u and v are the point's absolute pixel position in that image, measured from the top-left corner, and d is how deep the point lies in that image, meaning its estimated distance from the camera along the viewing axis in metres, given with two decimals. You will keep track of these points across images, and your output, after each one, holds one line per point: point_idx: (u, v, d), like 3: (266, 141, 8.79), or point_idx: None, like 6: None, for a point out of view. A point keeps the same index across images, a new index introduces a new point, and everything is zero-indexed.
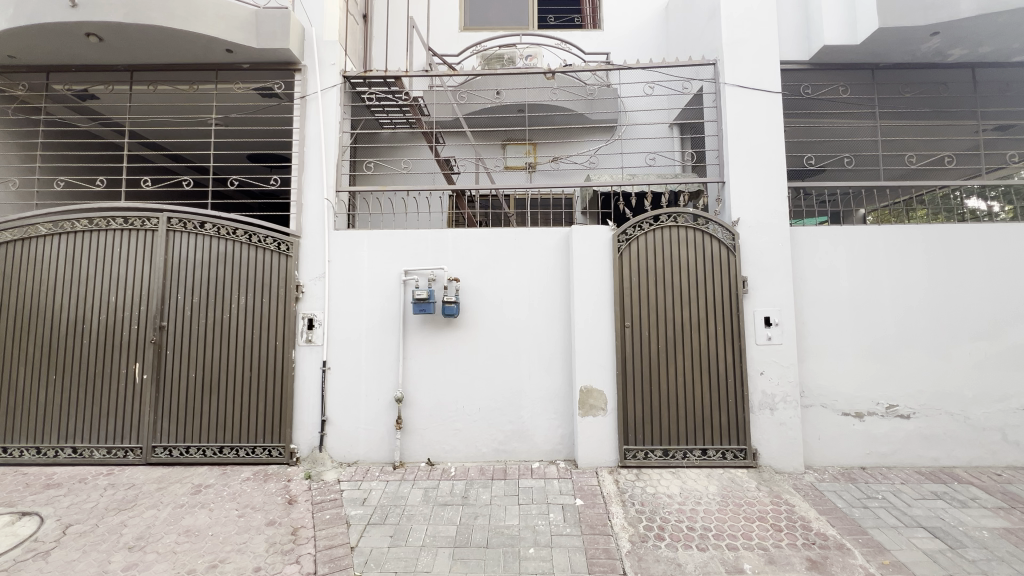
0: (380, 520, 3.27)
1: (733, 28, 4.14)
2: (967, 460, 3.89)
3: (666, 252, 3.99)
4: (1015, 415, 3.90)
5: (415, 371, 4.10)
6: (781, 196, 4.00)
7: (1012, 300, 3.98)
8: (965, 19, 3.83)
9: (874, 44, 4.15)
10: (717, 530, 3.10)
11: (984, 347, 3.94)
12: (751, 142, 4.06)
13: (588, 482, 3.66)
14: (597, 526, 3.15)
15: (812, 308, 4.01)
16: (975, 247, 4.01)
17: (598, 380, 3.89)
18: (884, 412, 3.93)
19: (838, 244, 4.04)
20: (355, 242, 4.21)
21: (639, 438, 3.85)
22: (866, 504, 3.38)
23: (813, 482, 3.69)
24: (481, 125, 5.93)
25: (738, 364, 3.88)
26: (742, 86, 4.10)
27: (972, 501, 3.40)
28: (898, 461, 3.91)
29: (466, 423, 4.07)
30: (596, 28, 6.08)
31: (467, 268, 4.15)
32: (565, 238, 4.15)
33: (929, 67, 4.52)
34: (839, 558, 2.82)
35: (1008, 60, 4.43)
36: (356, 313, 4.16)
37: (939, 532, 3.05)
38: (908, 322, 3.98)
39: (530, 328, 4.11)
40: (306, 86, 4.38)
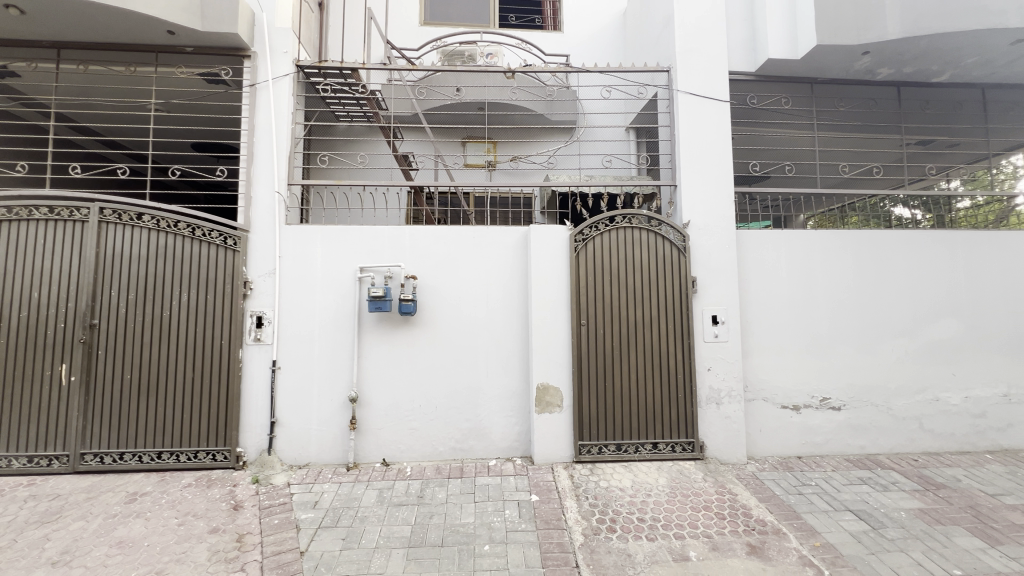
0: (332, 523, 3.18)
1: (685, 37, 4.31)
2: (890, 447, 4.23)
3: (621, 252, 4.10)
4: (931, 406, 4.27)
5: (370, 370, 4.02)
6: (729, 201, 4.20)
7: (930, 300, 4.35)
8: (892, 42, 4.14)
9: (813, 60, 4.42)
10: (665, 520, 3.22)
11: (905, 344, 4.29)
12: (702, 148, 4.23)
13: (544, 478, 3.71)
14: (552, 520, 3.20)
15: (756, 307, 4.23)
16: (898, 251, 4.35)
17: (554, 377, 3.95)
18: (819, 405, 4.21)
19: (780, 247, 4.28)
20: (308, 238, 4.08)
21: (594, 434, 3.94)
22: (801, 490, 3.61)
23: (754, 472, 3.90)
24: (441, 121, 5.87)
25: (688, 361, 4.04)
26: (694, 94, 4.26)
27: (893, 485, 3.70)
28: (830, 450, 4.20)
29: (423, 423, 4.03)
30: (556, 29, 6.15)
31: (425, 265, 4.11)
32: (523, 237, 4.19)
33: (861, 84, 4.87)
34: (776, 542, 3.00)
35: (927, 80, 4.84)
36: (308, 311, 4.03)
37: (864, 514, 3.30)
38: (841, 320, 4.27)
39: (488, 326, 4.11)
40: (255, 73, 4.19)
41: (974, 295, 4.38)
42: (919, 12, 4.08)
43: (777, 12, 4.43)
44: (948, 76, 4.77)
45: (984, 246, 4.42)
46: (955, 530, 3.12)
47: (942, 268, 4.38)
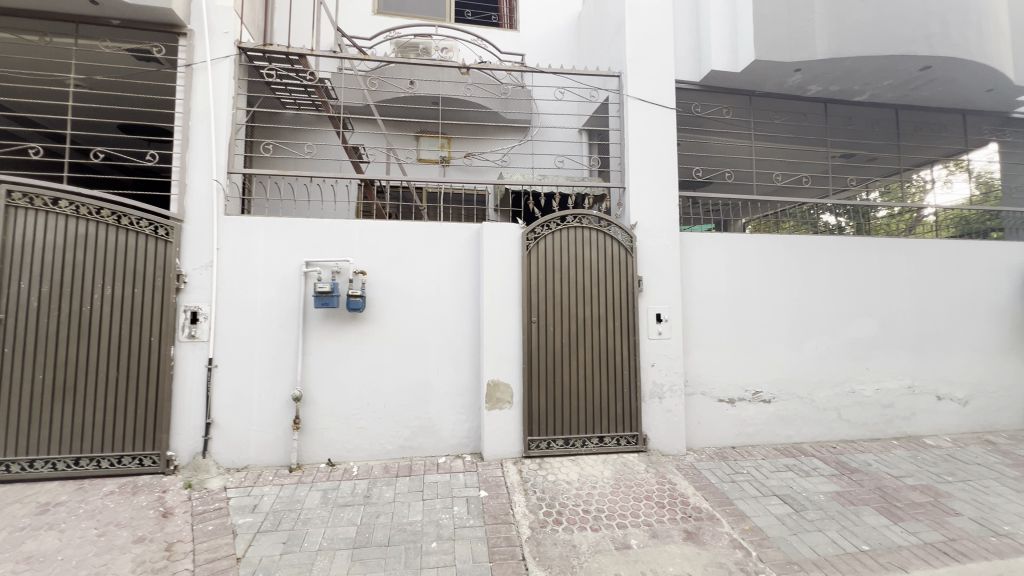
0: (272, 526, 3.06)
1: (635, 44, 4.46)
2: (813, 436, 4.58)
3: (571, 251, 4.19)
4: (848, 398, 4.67)
5: (315, 368, 3.89)
6: (673, 204, 4.39)
7: (849, 301, 4.74)
8: (822, 60, 4.46)
9: (750, 73, 4.70)
10: (609, 510, 3.33)
11: (827, 341, 4.66)
12: (650, 152, 4.39)
13: (493, 473, 3.74)
14: (499, 515, 3.23)
15: (697, 306, 4.45)
16: (823, 255, 4.72)
17: (505, 373, 3.99)
18: (752, 399, 4.49)
19: (719, 249, 4.53)
20: (249, 229, 3.88)
21: (543, 430, 4.02)
22: (734, 478, 3.85)
23: (692, 462, 4.11)
24: (393, 114, 5.75)
25: (633, 357, 4.19)
26: (643, 100, 4.42)
27: (814, 471, 4.02)
28: (761, 440, 4.49)
29: (370, 422, 3.95)
30: (512, 28, 6.14)
31: (375, 260, 4.02)
32: (475, 234, 4.19)
33: (793, 99, 5.22)
34: (710, 527, 3.18)
35: (850, 99, 5.27)
36: (249, 306, 3.85)
37: (788, 498, 3.56)
38: (772, 318, 4.57)
39: (439, 323, 4.09)
40: (191, 54, 3.94)
41: (886, 296, 4.82)
42: (845, 34, 4.41)
43: (720, 26, 4.66)
44: (868, 96, 5.22)
45: (896, 252, 4.87)
46: (865, 510, 3.43)
47: (860, 271, 4.78)
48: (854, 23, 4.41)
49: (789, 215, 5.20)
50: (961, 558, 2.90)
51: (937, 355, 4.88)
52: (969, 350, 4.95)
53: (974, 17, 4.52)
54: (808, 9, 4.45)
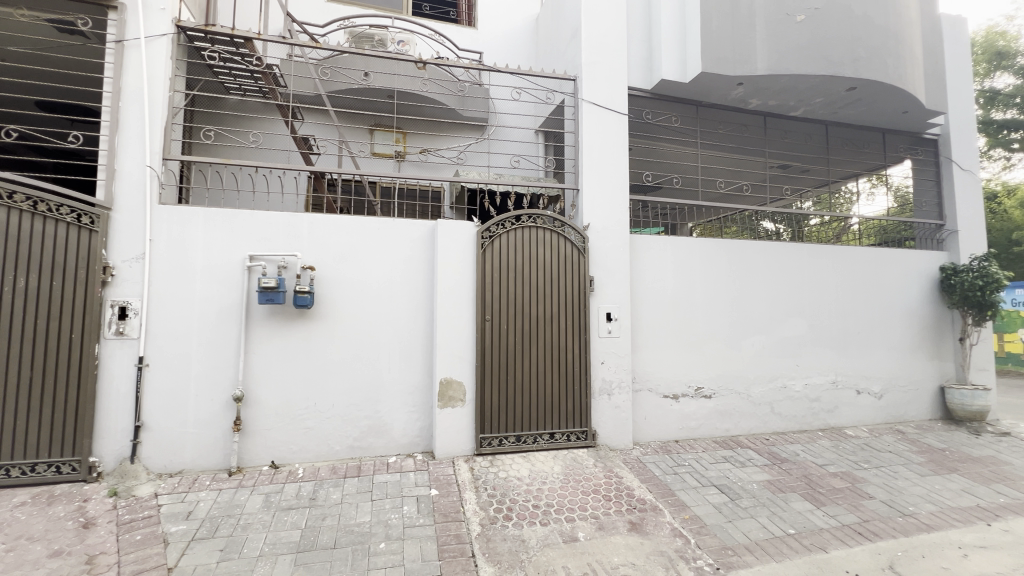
0: (208, 533, 2.91)
1: (590, 50, 4.57)
2: (748, 429, 4.88)
3: (525, 250, 4.24)
4: (780, 393, 5.00)
5: (258, 366, 3.73)
6: (624, 207, 4.54)
7: (782, 302, 5.08)
8: (762, 75, 4.74)
9: (698, 84, 4.92)
10: (558, 505, 3.41)
11: (762, 339, 4.97)
12: (602, 155, 4.51)
13: (444, 472, 3.73)
14: (450, 513, 3.23)
15: (645, 305, 4.62)
16: (759, 259, 5.03)
17: (458, 371, 3.99)
18: (694, 394, 4.72)
19: (666, 251, 4.73)
20: (186, 220, 3.66)
21: (494, 427, 4.04)
22: (677, 470, 4.03)
23: (638, 456, 4.27)
24: (346, 106, 5.58)
25: (584, 354, 4.29)
26: (597, 105, 4.54)
27: (749, 461, 4.28)
28: (702, 434, 4.73)
29: (318, 422, 3.83)
30: (471, 26, 6.11)
31: (325, 255, 3.90)
32: (429, 231, 4.15)
33: (736, 111, 5.52)
34: (652, 518, 3.32)
35: (787, 113, 5.64)
36: (186, 301, 3.63)
37: (724, 488, 3.78)
38: (713, 318, 4.82)
39: (391, 321, 4.02)
40: (123, 28, 3.65)
41: (815, 298, 5.20)
42: (782, 53, 4.71)
43: (671, 38, 4.87)
44: (802, 112, 5.60)
45: (824, 258, 5.26)
46: (792, 496, 3.70)
47: (792, 274, 5.13)
48: (791, 43, 4.71)
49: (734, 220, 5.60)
50: (873, 537, 3.19)
51: (858, 353, 5.31)
52: (885, 348, 5.43)
53: (893, 45, 4.95)
54: (751, 27, 4.72)
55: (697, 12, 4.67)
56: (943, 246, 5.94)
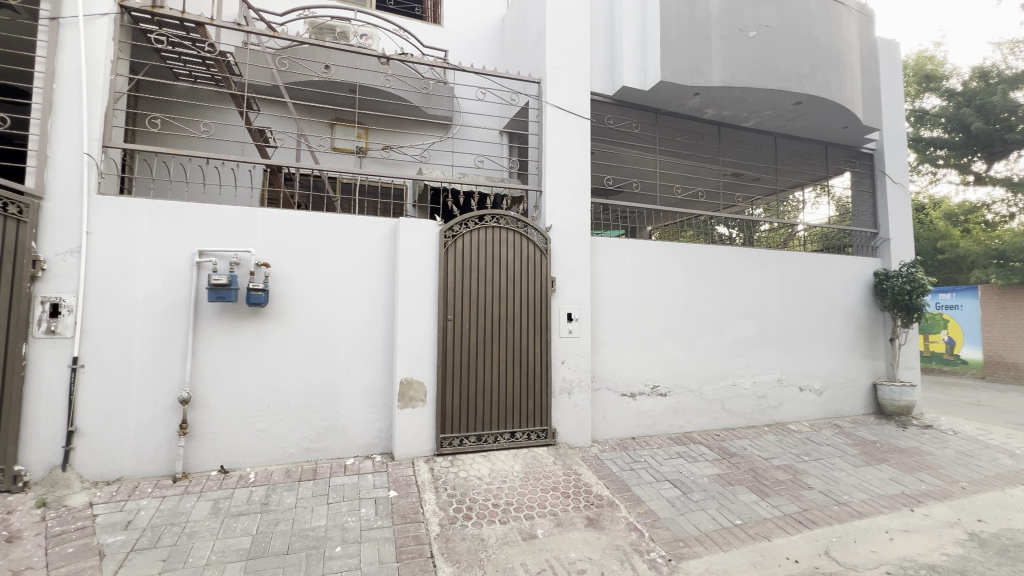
0: (150, 543, 2.76)
1: (554, 53, 4.64)
2: (701, 426, 5.08)
3: (488, 250, 4.26)
4: (730, 390, 5.23)
5: (207, 367, 3.56)
6: (585, 209, 4.63)
7: (733, 303, 5.32)
8: (717, 87, 4.95)
9: (657, 93, 5.08)
10: (518, 503, 3.44)
11: (714, 339, 5.19)
12: (566, 158, 4.59)
13: (403, 473, 3.69)
14: (409, 514, 3.20)
15: (604, 306, 4.73)
16: (712, 262, 5.25)
17: (418, 371, 3.96)
18: (650, 392, 4.87)
19: (625, 252, 4.86)
20: (128, 212, 3.45)
21: (455, 427, 4.03)
22: (633, 467, 4.15)
23: (597, 453, 4.37)
24: (305, 98, 5.42)
25: (545, 354, 4.35)
26: (561, 108, 4.61)
27: (701, 456, 4.46)
28: (657, 431, 4.88)
29: (271, 424, 3.70)
30: (436, 23, 6.06)
31: (280, 252, 3.77)
32: (390, 229, 4.09)
33: (693, 119, 5.74)
34: (609, 513, 3.41)
35: (739, 123, 5.91)
36: (128, 298, 3.43)
37: (678, 482, 3.93)
38: (669, 318, 5.00)
39: (350, 320, 3.94)
40: (58, 5, 3.38)
41: (762, 300, 5.48)
42: (736, 66, 4.94)
43: (632, 46, 5.01)
44: (753, 123, 5.89)
45: (772, 262, 5.56)
46: (740, 489, 3.89)
47: (742, 277, 5.39)
48: (743, 58, 4.95)
49: (692, 224, 5.82)
50: (811, 525, 3.40)
51: (801, 352, 5.64)
52: (825, 348, 5.79)
53: (835, 65, 5.29)
54: (707, 40, 4.93)
55: (657, 23, 4.83)
56: (877, 253, 6.39)
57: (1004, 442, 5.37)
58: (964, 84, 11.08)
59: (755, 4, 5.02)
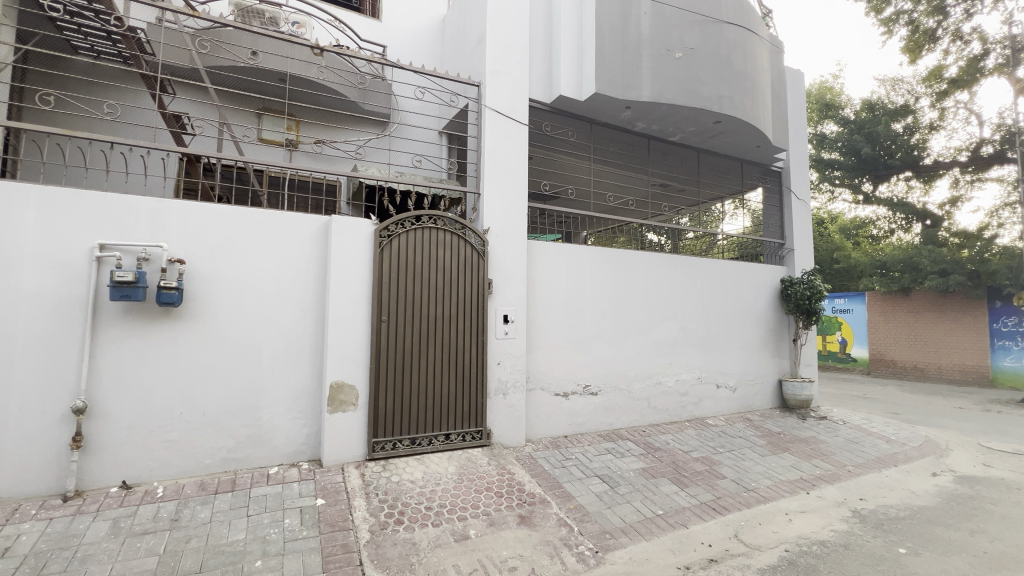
0: (33, 572, 2.46)
1: (494, 58, 4.69)
2: (628, 422, 5.34)
3: (425, 251, 4.23)
4: (655, 389, 5.55)
5: (108, 373, 3.23)
6: (522, 213, 4.72)
7: (660, 306, 5.66)
8: (647, 102, 5.24)
9: (592, 104, 5.29)
10: (451, 505, 3.44)
11: (641, 340, 5.48)
12: (504, 163, 4.66)
13: (332, 480, 3.56)
14: (337, 522, 3.09)
15: (539, 308, 4.85)
16: (641, 267, 5.55)
17: (350, 374, 3.84)
18: (582, 392, 5.05)
19: (560, 256, 5.01)
20: (12, 199, 3.06)
21: (388, 430, 3.95)
22: (565, 464, 4.29)
23: (530, 452, 4.46)
24: (228, 85, 5.09)
25: (481, 355, 4.38)
26: (499, 112, 4.67)
27: (628, 451, 4.70)
28: (588, 428, 5.07)
29: (184, 434, 3.43)
30: (374, 17, 5.91)
31: (198, 248, 3.51)
32: (322, 227, 3.94)
33: (625, 131, 6.03)
34: (541, 510, 3.49)
35: (667, 137, 6.30)
36: (10, 296, 3.04)
37: (606, 477, 4.11)
38: (600, 319, 5.21)
39: (277, 321, 3.74)
40: None
41: (685, 303, 5.87)
42: (663, 84, 5.26)
43: (569, 58, 5.18)
44: (679, 138, 6.31)
45: (694, 268, 5.98)
46: (662, 481, 4.14)
47: (668, 282, 5.75)
48: (670, 76, 5.29)
49: (624, 230, 6.10)
50: (723, 511, 3.70)
51: (718, 352, 6.10)
52: (739, 349, 6.30)
53: (749, 89, 5.80)
54: (638, 57, 5.21)
55: (592, 37, 5.05)
56: (783, 261, 7.06)
57: (882, 430, 6.14)
58: (856, 114, 12.44)
59: (681, 27, 5.38)
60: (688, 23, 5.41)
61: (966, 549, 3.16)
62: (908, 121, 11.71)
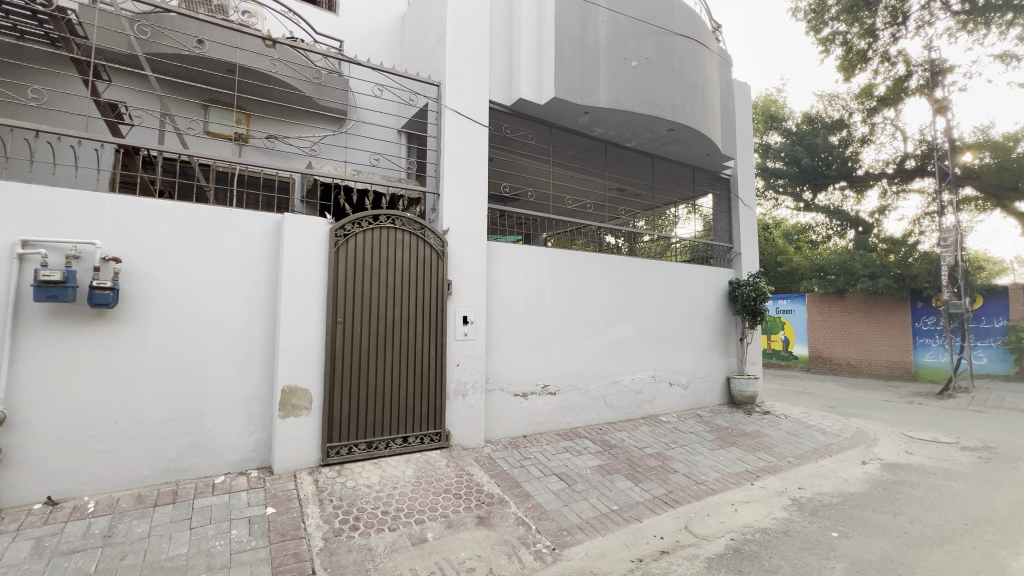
0: None
1: (453, 59, 4.68)
2: (586, 421, 5.45)
3: (382, 251, 4.15)
4: (612, 387, 5.69)
5: (30, 380, 2.97)
6: (482, 214, 4.72)
7: (616, 306, 5.81)
8: (604, 108, 5.38)
9: (551, 108, 5.37)
10: (408, 509, 3.39)
11: (598, 340, 5.61)
12: (463, 164, 4.65)
13: (283, 487, 3.43)
14: (288, 531, 2.99)
15: (499, 309, 4.88)
16: (598, 269, 5.69)
17: (303, 378, 3.72)
18: (541, 392, 5.11)
19: (519, 258, 5.05)
20: None
21: (343, 435, 3.85)
22: (523, 463, 4.32)
23: (489, 453, 4.47)
24: (171, 74, 4.81)
25: (440, 357, 4.35)
26: (459, 113, 4.66)
27: (585, 449, 4.80)
28: (547, 428, 5.14)
29: (118, 444, 3.22)
30: (331, 11, 5.75)
31: (136, 246, 3.30)
32: (273, 226, 3.80)
33: (583, 136, 6.16)
34: (499, 510, 3.51)
35: (623, 143, 6.48)
36: None
37: (563, 475, 4.18)
38: (558, 320, 5.29)
39: (224, 323, 3.57)
40: None
41: (640, 304, 6.05)
42: (620, 90, 5.42)
43: (528, 61, 5.24)
44: (635, 143, 6.50)
45: (648, 271, 6.18)
46: (617, 477, 4.25)
47: (624, 283, 5.92)
48: (626, 84, 5.45)
49: (583, 233, 6.22)
50: (674, 504, 3.85)
51: (671, 351, 6.34)
52: (691, 348, 6.57)
53: (700, 99, 6.06)
54: (595, 64, 5.34)
55: (551, 42, 5.13)
56: (731, 265, 7.41)
57: (819, 422, 6.57)
58: (797, 126, 13.25)
59: (637, 37, 5.56)
60: (643, 34, 5.60)
61: (889, 530, 3.43)
62: (843, 135, 12.59)
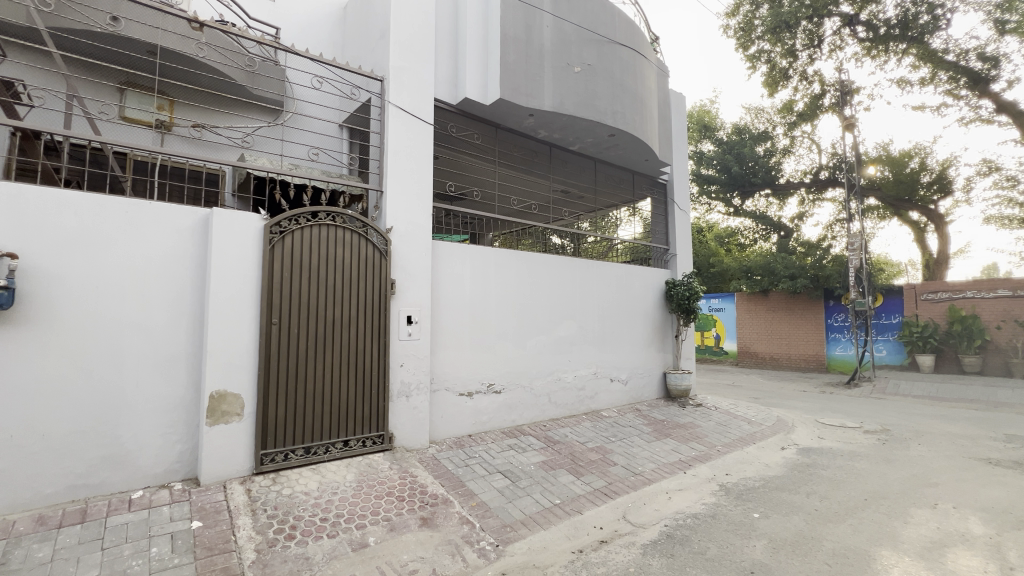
0: None
1: (397, 54, 4.59)
2: (530, 418, 5.54)
3: (321, 249, 4.01)
4: (555, 384, 5.82)
5: None
6: (426, 212, 4.68)
7: (559, 305, 5.96)
8: (548, 111, 5.49)
9: (497, 109, 5.40)
10: (348, 514, 3.30)
11: (543, 338, 5.72)
12: (407, 161, 4.58)
13: (211, 500, 3.23)
14: (217, 545, 2.82)
15: (444, 308, 4.85)
16: (542, 269, 5.80)
17: (234, 383, 3.52)
18: (486, 390, 5.14)
19: (465, 257, 5.05)
20: None
21: (279, 441, 3.68)
22: (468, 462, 4.33)
23: (434, 453, 4.44)
24: (81, 53, 4.38)
25: (382, 357, 4.26)
26: (403, 109, 4.59)
27: (529, 446, 4.88)
28: (492, 426, 5.18)
29: (15, 460, 2.88)
30: None
31: (38, 241, 2.98)
32: (200, 222, 3.58)
33: (528, 138, 6.25)
34: (443, 510, 3.50)
35: (567, 146, 6.65)
36: None
37: (507, 473, 4.23)
38: (503, 318, 5.35)
39: (142, 325, 3.31)
40: None
41: (583, 303, 6.24)
42: (563, 95, 5.55)
43: (474, 61, 5.24)
44: (578, 147, 6.69)
45: (591, 271, 6.39)
46: (560, 472, 4.37)
47: (567, 282, 6.08)
48: (569, 89, 5.60)
49: (529, 233, 6.31)
50: (614, 495, 4.01)
51: (612, 349, 6.58)
52: (630, 345, 6.86)
53: (639, 107, 6.34)
54: (540, 68, 5.44)
55: (497, 44, 5.17)
56: (668, 265, 7.80)
57: (745, 413, 7.07)
58: (727, 136, 14.15)
59: (579, 44, 5.72)
60: (586, 41, 5.77)
61: (802, 508, 3.77)
62: (767, 146, 13.61)
